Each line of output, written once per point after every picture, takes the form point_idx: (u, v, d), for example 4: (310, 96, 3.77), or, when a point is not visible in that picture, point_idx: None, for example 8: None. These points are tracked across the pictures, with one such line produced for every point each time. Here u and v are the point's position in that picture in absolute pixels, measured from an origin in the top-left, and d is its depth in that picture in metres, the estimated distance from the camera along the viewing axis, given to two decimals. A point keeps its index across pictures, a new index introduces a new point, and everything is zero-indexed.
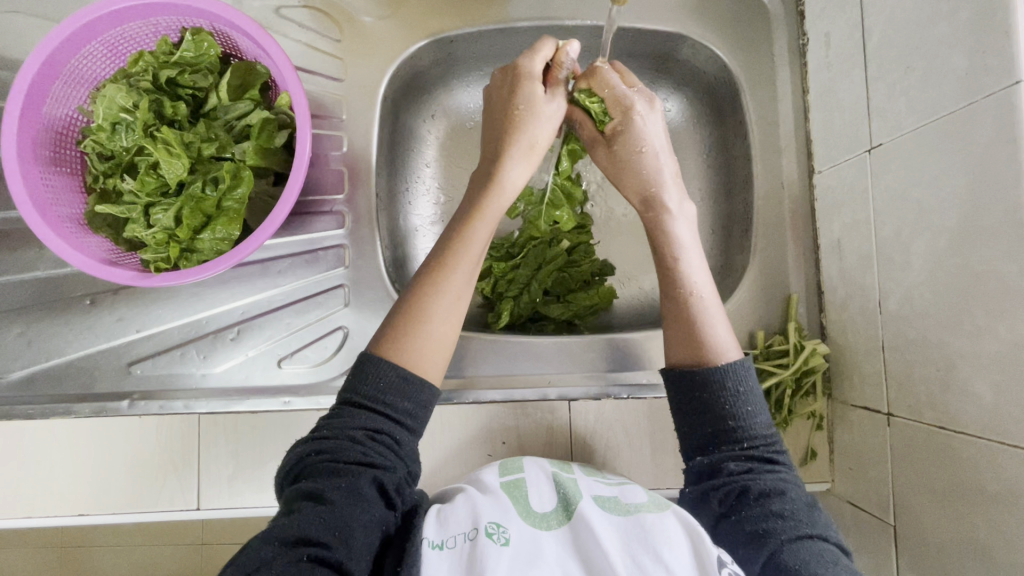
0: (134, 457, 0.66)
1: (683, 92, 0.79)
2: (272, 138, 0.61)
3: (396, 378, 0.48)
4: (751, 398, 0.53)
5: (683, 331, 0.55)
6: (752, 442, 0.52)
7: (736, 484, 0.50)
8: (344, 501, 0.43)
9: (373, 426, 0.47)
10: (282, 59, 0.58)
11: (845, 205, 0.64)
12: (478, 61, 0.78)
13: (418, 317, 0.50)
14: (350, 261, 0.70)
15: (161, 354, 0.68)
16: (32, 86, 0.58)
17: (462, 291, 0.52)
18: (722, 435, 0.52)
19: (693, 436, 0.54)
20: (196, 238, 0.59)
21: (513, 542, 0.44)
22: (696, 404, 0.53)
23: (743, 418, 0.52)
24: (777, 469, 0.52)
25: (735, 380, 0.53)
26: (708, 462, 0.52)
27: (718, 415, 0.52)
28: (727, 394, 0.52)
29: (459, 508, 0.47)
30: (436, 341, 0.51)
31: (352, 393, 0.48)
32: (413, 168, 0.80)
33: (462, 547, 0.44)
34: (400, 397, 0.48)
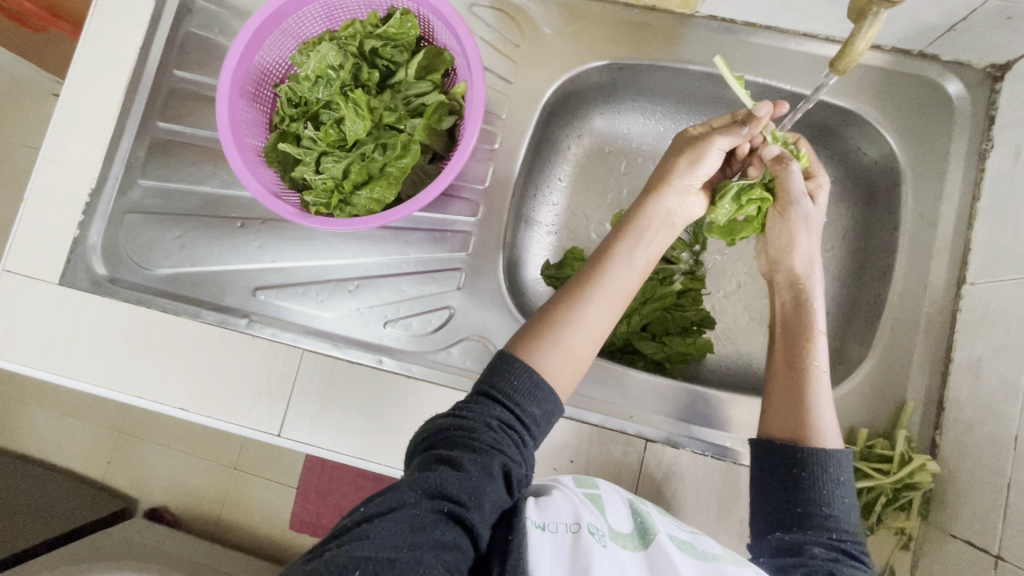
0: (236, 371, 0.72)
1: (836, 168, 0.77)
2: (441, 121, 0.66)
3: (528, 381, 0.50)
4: (846, 491, 0.53)
5: (790, 407, 0.56)
6: (841, 535, 0.51)
7: (822, 568, 0.48)
8: (479, 475, 0.45)
9: (508, 420, 0.49)
10: (473, 51, 0.63)
11: (998, 325, 0.60)
12: (636, 92, 0.80)
13: (556, 323, 0.54)
14: (473, 249, 0.73)
15: (285, 287, 0.74)
16: (260, 29, 0.66)
17: (601, 308, 0.55)
18: (810, 515, 0.52)
19: (773, 511, 0.54)
20: (355, 193, 0.64)
21: (611, 547, 0.45)
22: (788, 480, 0.53)
23: (835, 507, 0.52)
24: (861, 569, 0.50)
25: (835, 466, 0.53)
26: (790, 539, 0.51)
27: (811, 496, 0.52)
28: (825, 478, 0.52)
29: (558, 499, 0.48)
30: (571, 352, 0.53)
31: (488, 386, 0.51)
32: (547, 176, 0.83)
33: (564, 536, 0.45)
34: (533, 403, 0.50)
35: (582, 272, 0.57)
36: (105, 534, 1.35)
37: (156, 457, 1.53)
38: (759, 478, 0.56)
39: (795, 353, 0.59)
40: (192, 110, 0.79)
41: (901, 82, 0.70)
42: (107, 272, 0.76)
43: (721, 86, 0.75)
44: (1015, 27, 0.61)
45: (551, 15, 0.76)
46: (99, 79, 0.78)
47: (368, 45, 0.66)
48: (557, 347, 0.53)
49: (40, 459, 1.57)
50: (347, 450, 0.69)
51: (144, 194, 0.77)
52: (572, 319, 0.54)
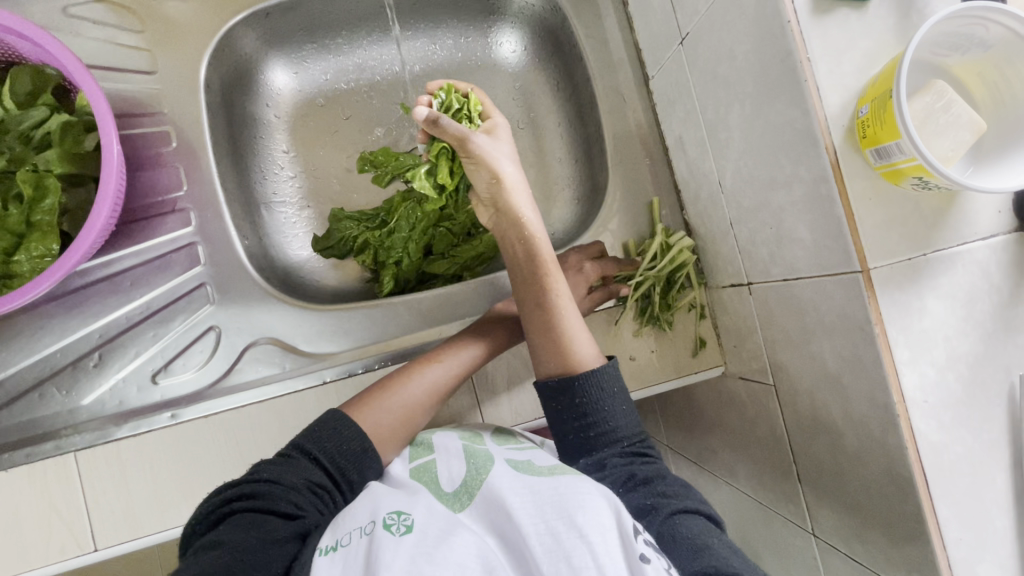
0: (7, 514, 0.61)
1: (519, 29, 0.80)
2: (80, 142, 0.58)
3: (354, 450, 0.57)
4: (623, 399, 0.59)
5: (551, 349, 0.58)
6: (629, 439, 0.57)
7: (623, 473, 0.55)
8: (256, 543, 0.45)
9: (319, 483, 0.54)
10: (67, 55, 0.55)
11: (677, 100, 0.66)
12: (303, 33, 0.76)
13: (390, 390, 0.61)
14: (207, 258, 0.66)
15: (18, 399, 0.63)
16: None
17: (420, 394, 0.62)
18: (600, 435, 0.57)
19: (575, 444, 0.58)
20: (9, 261, 0.53)
21: (415, 527, 0.46)
22: (575, 412, 0.58)
23: (620, 419, 0.58)
24: (651, 460, 0.57)
25: (606, 380, 0.57)
26: (592, 464, 0.56)
27: (599, 418, 0.57)
28: (604, 395, 0.57)
29: (357, 508, 0.49)
30: (396, 413, 0.60)
31: (314, 446, 0.55)
32: (264, 154, 0.77)
33: (359, 541, 0.45)
34: (353, 469, 0.56)
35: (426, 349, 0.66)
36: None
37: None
38: (555, 419, 0.59)
39: (539, 298, 0.59)
40: None
41: None
42: None
43: None
44: None
45: None
46: None
47: None
48: (384, 407, 0.60)
49: None
50: (179, 521, 0.62)
51: None
52: (401, 392, 0.61)
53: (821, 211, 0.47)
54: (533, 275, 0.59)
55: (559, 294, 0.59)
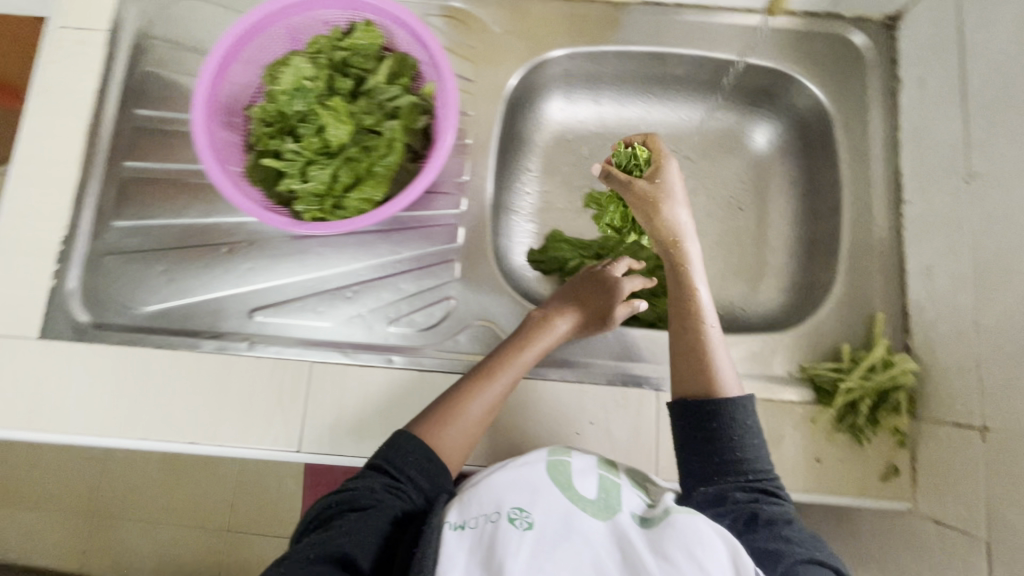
0: (246, 394, 0.71)
1: (776, 125, 0.86)
2: (416, 120, 0.70)
3: (421, 456, 0.59)
4: (755, 432, 0.60)
5: (687, 367, 0.62)
6: (757, 476, 0.58)
7: (745, 510, 0.55)
8: (352, 530, 0.53)
9: (392, 481, 0.58)
10: (440, 55, 0.68)
11: (939, 231, 0.68)
12: (586, 79, 0.86)
13: (450, 413, 0.63)
14: (464, 239, 0.76)
15: (284, 303, 0.74)
16: (225, 54, 0.67)
17: (483, 411, 0.64)
18: (727, 467, 0.58)
19: (696, 470, 0.59)
20: (345, 196, 0.65)
21: (536, 525, 0.50)
22: (704, 437, 0.59)
23: (750, 454, 0.59)
24: (781, 503, 0.57)
25: (744, 409, 0.59)
26: (713, 492, 0.57)
27: (726, 446, 0.59)
28: (739, 424, 0.59)
29: (481, 491, 0.54)
30: (466, 432, 0.63)
31: (381, 458, 0.60)
32: (518, 167, 0.87)
33: (484, 526, 0.50)
34: (421, 475, 0.59)
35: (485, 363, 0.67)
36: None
37: (137, 534, 1.55)
38: (681, 441, 0.61)
39: (693, 321, 0.64)
40: (159, 146, 0.78)
41: (812, 39, 0.80)
42: (90, 319, 0.73)
43: (658, 63, 0.83)
44: None
45: (499, 17, 0.81)
46: (55, 127, 0.77)
47: (338, 58, 0.69)
48: (456, 428, 0.62)
49: (14, 559, 1.53)
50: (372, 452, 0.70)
51: (120, 235, 0.76)
52: (467, 410, 0.63)
53: None
54: (685, 299, 0.65)
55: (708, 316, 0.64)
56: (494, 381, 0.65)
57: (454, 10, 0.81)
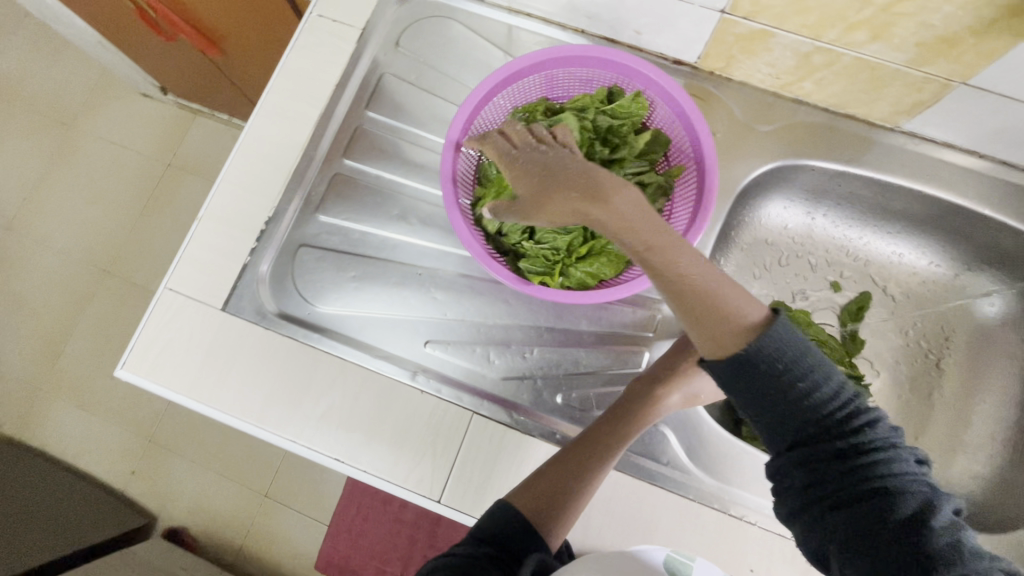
0: (403, 427, 0.68)
1: (1012, 294, 0.78)
2: (654, 200, 0.67)
3: (517, 526, 0.55)
4: (816, 356, 0.44)
5: (706, 324, 0.44)
6: (817, 420, 0.44)
7: (895, 520, 0.41)
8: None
9: (493, 548, 0.54)
10: (706, 141, 0.63)
11: None
12: (814, 191, 0.81)
13: (539, 485, 0.60)
14: (657, 327, 0.72)
15: (459, 342, 0.72)
16: (487, 93, 0.67)
17: (584, 477, 0.60)
18: (834, 426, 0.44)
19: (774, 415, 0.45)
20: (573, 266, 0.62)
21: None
22: (758, 394, 0.44)
23: (807, 382, 0.43)
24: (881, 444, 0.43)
25: (777, 340, 0.43)
26: (840, 479, 0.43)
27: (784, 389, 0.43)
28: (791, 360, 0.43)
29: None
30: (558, 502, 0.59)
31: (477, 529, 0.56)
32: (716, 263, 0.83)
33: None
34: (517, 542, 0.54)
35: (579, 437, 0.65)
36: (127, 556, 1.34)
37: (184, 473, 1.57)
38: (743, 404, 0.46)
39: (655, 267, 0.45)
40: (377, 151, 0.78)
41: None
42: (275, 308, 0.73)
43: (908, 199, 0.77)
44: None
45: (747, 110, 0.77)
46: (290, 109, 0.78)
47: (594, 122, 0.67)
48: (559, 509, 0.58)
49: (66, 463, 1.57)
50: None
51: (321, 229, 0.75)
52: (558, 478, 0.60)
53: None
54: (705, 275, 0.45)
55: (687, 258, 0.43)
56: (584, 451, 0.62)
57: (702, 90, 0.78)
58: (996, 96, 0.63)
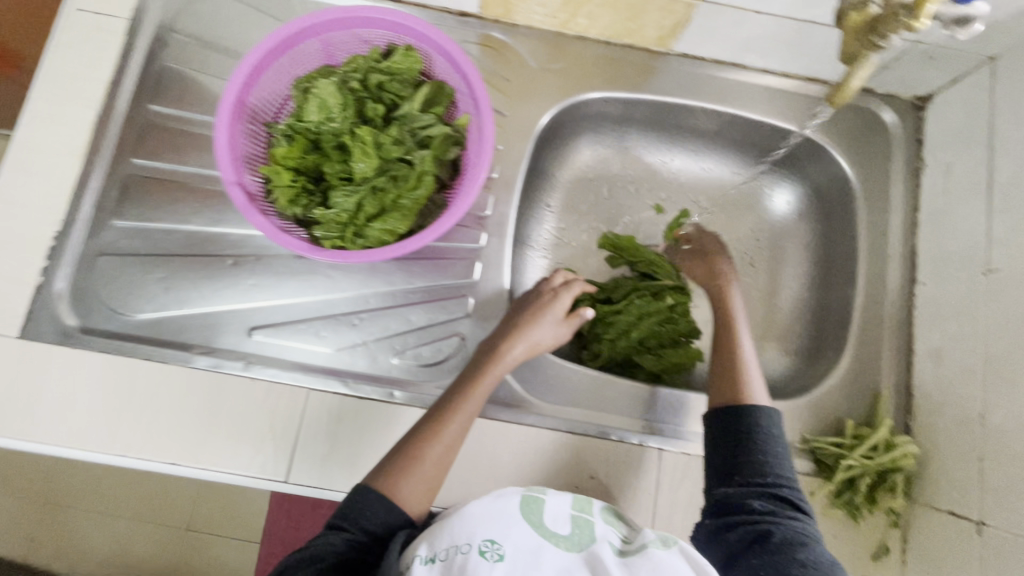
0: (238, 417, 0.68)
1: (796, 187, 0.87)
2: (447, 151, 0.68)
3: (382, 509, 0.56)
4: (780, 443, 0.63)
5: (730, 382, 0.67)
6: (779, 486, 0.60)
7: (758, 527, 0.57)
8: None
9: (350, 536, 0.55)
10: (480, 87, 0.65)
11: (950, 318, 0.69)
12: (616, 122, 0.85)
13: (409, 463, 0.60)
14: (480, 275, 0.74)
15: (285, 324, 0.72)
16: (255, 66, 0.64)
17: (453, 441, 0.62)
18: (749, 477, 0.60)
19: (736, 476, 0.61)
20: (367, 226, 0.62)
21: (507, 557, 0.49)
22: (723, 449, 0.63)
23: (772, 461, 0.61)
24: (799, 517, 0.59)
25: (774, 426, 0.63)
26: (750, 505, 0.58)
27: (750, 452, 0.61)
28: (766, 436, 0.62)
29: (455, 523, 0.51)
30: (425, 479, 0.60)
31: (336, 515, 0.57)
32: (540, 203, 0.86)
33: (454, 558, 0.48)
34: (377, 525, 0.56)
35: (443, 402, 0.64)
36: None
37: (88, 527, 1.45)
38: (713, 455, 0.63)
39: (728, 339, 0.71)
40: (170, 146, 0.75)
41: (842, 112, 0.81)
42: (78, 323, 0.69)
43: (692, 115, 0.83)
44: (937, 66, 0.72)
45: (535, 52, 0.80)
46: (60, 115, 0.73)
47: (371, 81, 0.66)
48: (414, 477, 0.59)
49: None
50: None
51: (119, 235, 0.72)
52: (428, 452, 0.61)
53: None
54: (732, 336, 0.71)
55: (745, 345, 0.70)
56: (454, 417, 0.63)
57: (492, 38, 0.79)
58: (731, 9, 0.69)
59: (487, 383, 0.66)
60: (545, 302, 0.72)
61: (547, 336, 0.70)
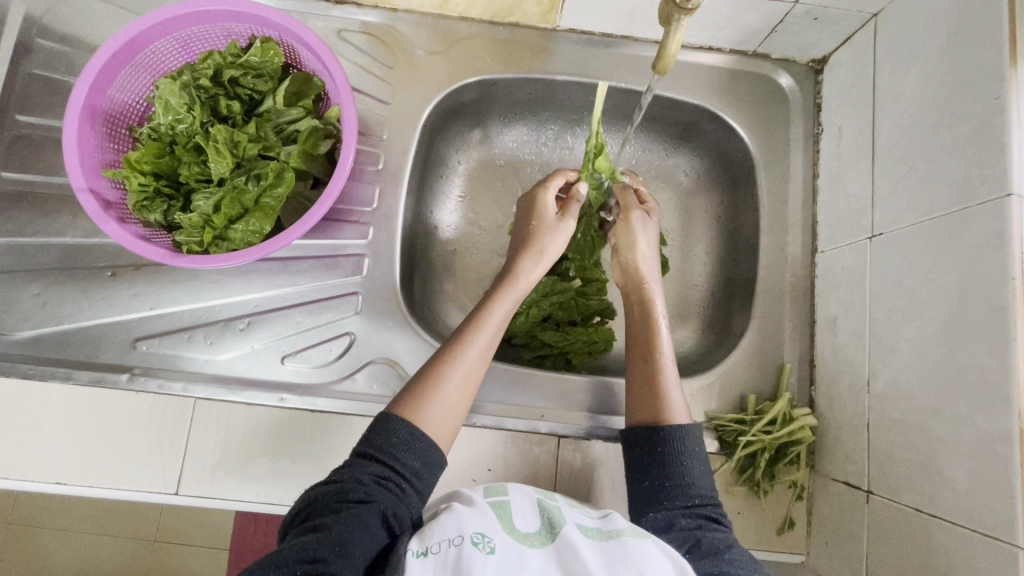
0: (120, 431, 0.66)
1: (702, 160, 0.84)
2: (317, 145, 0.65)
3: (408, 436, 0.52)
4: (701, 459, 0.57)
5: (646, 395, 0.60)
6: (701, 501, 0.54)
7: (688, 538, 0.51)
8: (345, 528, 0.45)
9: (382, 473, 0.50)
10: (340, 76, 0.63)
11: (844, 286, 0.67)
12: (513, 105, 0.83)
13: (431, 382, 0.56)
14: (368, 271, 0.72)
15: (169, 333, 0.70)
16: (104, 69, 0.62)
17: (477, 358, 0.58)
18: (672, 495, 0.55)
19: (659, 496, 0.55)
20: (229, 227, 0.61)
21: (498, 551, 0.44)
22: (643, 467, 0.57)
23: (689, 477, 0.55)
24: (723, 528, 0.53)
25: (691, 438, 0.57)
26: (676, 523, 0.53)
27: (673, 471, 0.55)
28: (681, 448, 0.56)
29: (445, 516, 0.47)
30: (450, 404, 0.56)
31: (367, 446, 0.52)
32: (440, 189, 0.84)
33: (447, 552, 0.43)
34: (412, 456, 0.52)
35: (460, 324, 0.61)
36: None
37: (58, 544, 1.40)
38: (636, 477, 0.57)
39: (645, 350, 0.63)
40: (45, 157, 0.73)
41: (740, 78, 0.78)
42: None
43: (589, 92, 0.80)
44: (823, 26, 0.69)
45: (420, 36, 0.77)
46: None
47: (227, 78, 0.64)
48: (438, 397, 0.55)
49: None
50: (255, 497, 0.66)
51: None
52: (449, 372, 0.57)
53: (988, 467, 0.47)
54: (649, 332, 0.64)
55: (664, 347, 0.63)
56: (481, 327, 0.60)
57: (372, 25, 0.77)
58: None
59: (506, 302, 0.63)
60: (551, 221, 0.68)
61: (559, 243, 0.68)
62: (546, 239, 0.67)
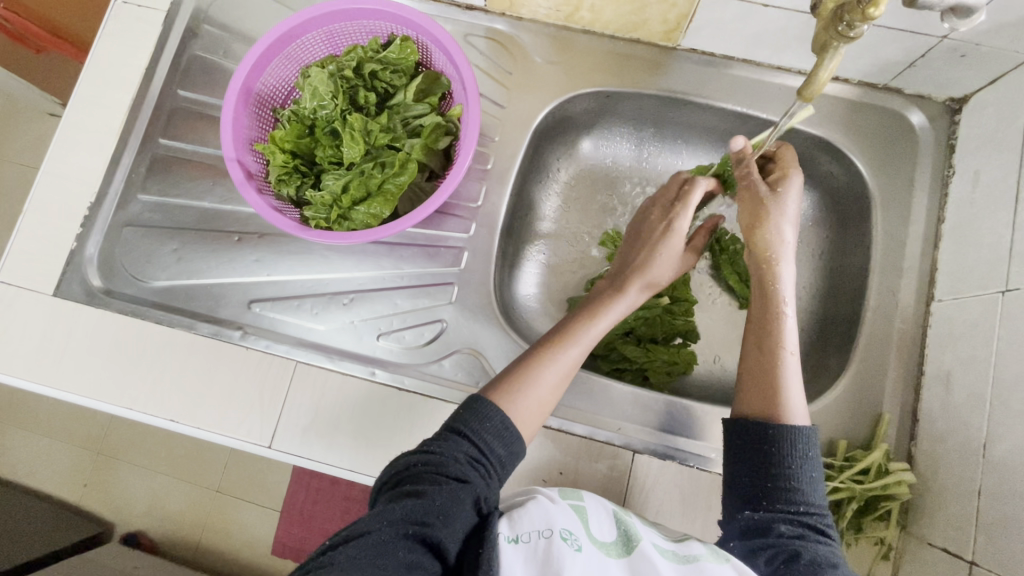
0: (229, 382, 0.72)
1: (812, 192, 0.81)
2: (438, 140, 0.69)
3: (499, 424, 0.54)
4: (812, 465, 0.54)
5: (762, 386, 0.57)
6: (806, 510, 0.52)
7: (787, 547, 0.50)
8: (446, 501, 0.47)
9: (477, 455, 0.52)
10: (470, 77, 0.66)
11: (964, 339, 0.63)
12: (623, 118, 0.84)
13: (525, 378, 0.58)
14: (465, 264, 0.75)
15: (280, 299, 0.76)
16: (263, 55, 0.68)
17: (570, 366, 0.60)
18: (776, 497, 0.53)
19: (761, 492, 0.54)
20: (353, 208, 0.66)
21: (584, 550, 0.47)
22: (748, 460, 0.55)
23: (796, 482, 0.53)
24: (824, 541, 0.52)
25: (805, 442, 0.54)
26: (776, 527, 0.52)
27: (780, 472, 0.53)
28: (793, 451, 0.53)
29: (533, 507, 0.49)
30: (540, 400, 0.57)
31: (461, 425, 0.54)
32: (539, 193, 0.86)
33: (536, 543, 0.46)
34: (501, 445, 0.54)
35: (560, 329, 0.62)
36: (78, 558, 1.34)
37: (137, 479, 1.53)
38: (736, 466, 0.56)
39: (760, 336, 0.60)
40: (195, 129, 0.81)
41: (867, 111, 0.75)
42: (102, 284, 0.76)
43: (701, 112, 0.80)
44: (970, 65, 0.66)
45: (541, 45, 0.80)
46: (101, 95, 0.80)
47: (366, 71, 0.69)
48: (530, 392, 0.57)
49: (13, 480, 1.56)
50: (338, 463, 0.70)
51: (143, 208, 0.79)
52: (542, 372, 0.58)
53: None
54: (768, 313, 0.61)
55: (790, 340, 0.59)
56: (581, 339, 0.61)
57: (497, 31, 0.80)
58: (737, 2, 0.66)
59: (604, 323, 0.64)
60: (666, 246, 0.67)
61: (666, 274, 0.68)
62: (656, 262, 0.66)
